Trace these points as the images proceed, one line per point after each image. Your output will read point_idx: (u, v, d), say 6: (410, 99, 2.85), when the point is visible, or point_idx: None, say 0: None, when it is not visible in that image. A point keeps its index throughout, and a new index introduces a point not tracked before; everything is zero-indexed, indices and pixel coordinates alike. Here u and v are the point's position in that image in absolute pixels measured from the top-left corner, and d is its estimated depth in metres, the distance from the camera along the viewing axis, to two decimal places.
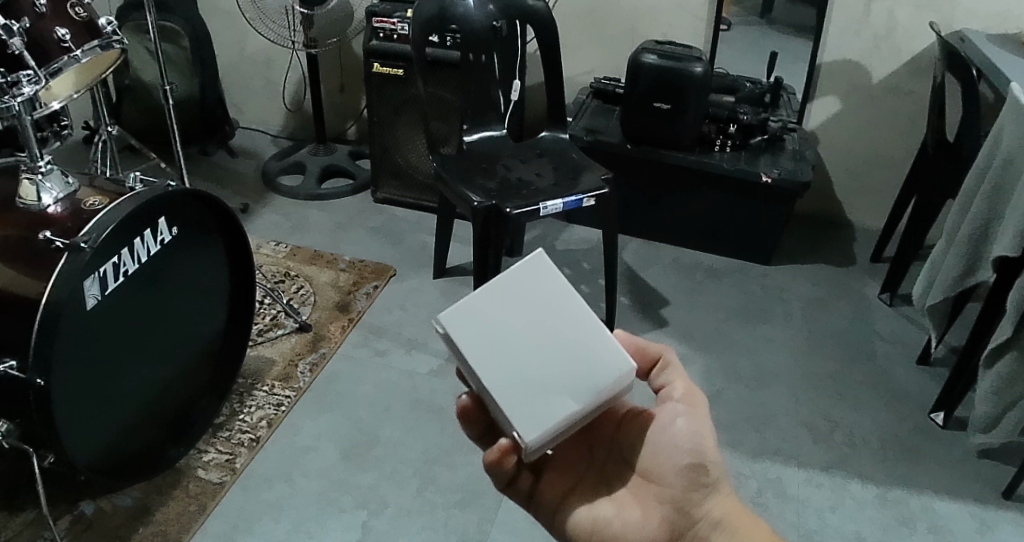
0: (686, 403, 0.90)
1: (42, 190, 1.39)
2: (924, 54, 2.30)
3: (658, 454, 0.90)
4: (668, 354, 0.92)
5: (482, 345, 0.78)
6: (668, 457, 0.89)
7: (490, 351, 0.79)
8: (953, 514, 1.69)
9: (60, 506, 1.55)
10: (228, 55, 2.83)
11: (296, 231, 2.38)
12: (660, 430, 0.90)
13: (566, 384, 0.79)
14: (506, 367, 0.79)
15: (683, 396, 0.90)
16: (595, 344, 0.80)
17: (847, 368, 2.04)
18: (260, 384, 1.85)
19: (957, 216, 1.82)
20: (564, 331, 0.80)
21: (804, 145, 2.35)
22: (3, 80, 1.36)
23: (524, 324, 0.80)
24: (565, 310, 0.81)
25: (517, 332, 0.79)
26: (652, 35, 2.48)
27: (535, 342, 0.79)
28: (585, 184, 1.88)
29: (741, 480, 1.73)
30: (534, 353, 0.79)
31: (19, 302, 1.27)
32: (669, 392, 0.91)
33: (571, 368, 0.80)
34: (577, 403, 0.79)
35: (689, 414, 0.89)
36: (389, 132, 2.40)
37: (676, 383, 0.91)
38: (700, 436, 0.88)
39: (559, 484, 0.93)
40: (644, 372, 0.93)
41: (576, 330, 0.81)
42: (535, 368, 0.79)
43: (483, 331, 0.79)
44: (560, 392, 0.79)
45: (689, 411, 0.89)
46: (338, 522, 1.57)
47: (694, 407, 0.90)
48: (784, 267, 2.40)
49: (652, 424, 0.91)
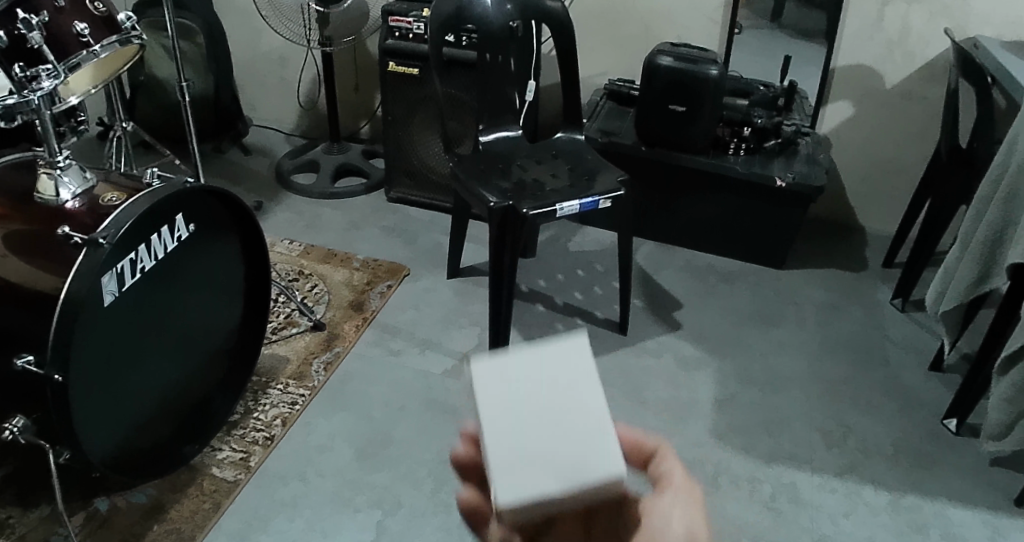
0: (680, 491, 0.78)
1: (60, 185, 1.38)
2: (937, 60, 2.29)
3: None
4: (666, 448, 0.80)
5: (500, 403, 0.69)
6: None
7: (503, 413, 0.69)
8: (966, 521, 1.67)
9: (75, 503, 1.55)
10: (242, 53, 2.84)
11: (310, 230, 2.38)
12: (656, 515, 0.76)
13: (551, 469, 0.68)
14: (507, 431, 0.69)
15: (681, 488, 0.78)
16: (601, 438, 0.69)
17: (861, 372, 2.03)
18: (274, 382, 1.85)
19: (972, 222, 1.80)
20: (575, 413, 0.70)
21: (819, 149, 2.35)
22: (22, 74, 1.36)
23: (539, 395, 0.70)
24: (589, 396, 0.70)
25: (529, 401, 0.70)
26: (666, 38, 2.48)
27: (539, 415, 0.69)
28: (600, 186, 1.88)
29: (754, 484, 1.72)
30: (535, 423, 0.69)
31: (38, 297, 1.27)
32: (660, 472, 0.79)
33: (563, 453, 0.68)
34: (555, 488, 0.67)
35: (689, 505, 0.77)
36: (404, 133, 2.40)
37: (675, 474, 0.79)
38: (695, 521, 0.76)
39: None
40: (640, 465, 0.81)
41: (590, 420, 0.70)
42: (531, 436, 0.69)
43: (502, 388, 0.70)
44: (546, 477, 0.67)
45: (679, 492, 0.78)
46: (350, 523, 1.57)
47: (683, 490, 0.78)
48: (798, 270, 2.40)
49: (643, 516, 0.75)
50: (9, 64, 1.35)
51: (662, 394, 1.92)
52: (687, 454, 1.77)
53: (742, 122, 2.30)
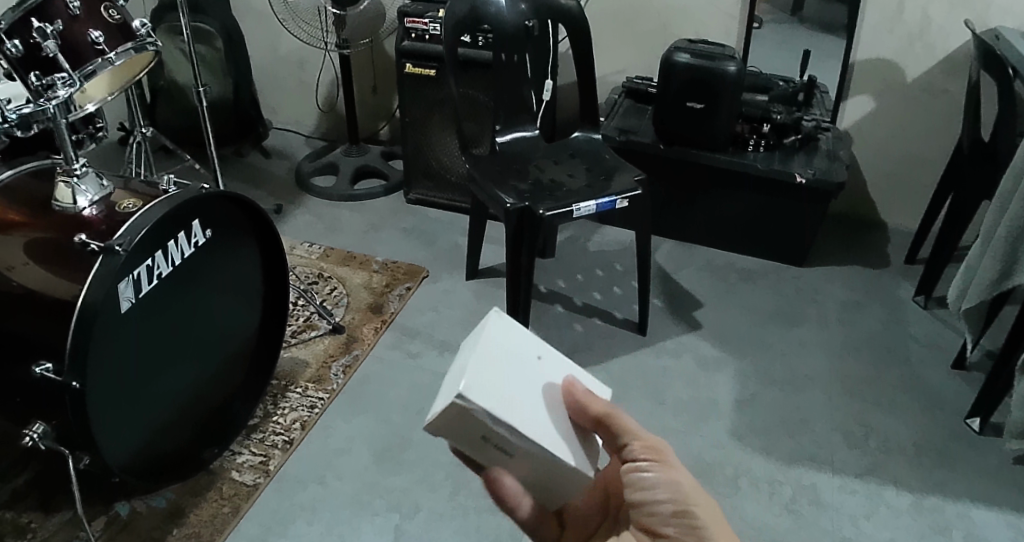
0: (652, 461, 0.90)
1: (77, 193, 1.38)
2: (959, 53, 2.25)
3: (646, 510, 0.90)
4: (613, 417, 0.90)
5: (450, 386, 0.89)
6: (655, 513, 0.89)
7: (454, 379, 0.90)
8: (990, 522, 1.64)
9: (96, 507, 1.56)
10: (262, 56, 2.84)
11: (329, 232, 2.38)
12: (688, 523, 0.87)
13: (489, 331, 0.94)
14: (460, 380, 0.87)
15: (648, 455, 0.90)
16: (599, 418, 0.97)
17: (884, 372, 2.00)
18: (293, 385, 1.85)
19: (994, 218, 1.77)
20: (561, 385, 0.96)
21: (839, 145, 2.31)
22: (38, 82, 1.38)
23: (527, 363, 0.94)
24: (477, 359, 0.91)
25: (509, 408, 0.87)
26: (684, 34, 2.45)
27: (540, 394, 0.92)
28: (618, 185, 1.86)
29: (775, 486, 1.70)
30: (530, 408, 0.89)
31: (58, 304, 1.28)
32: (631, 453, 0.91)
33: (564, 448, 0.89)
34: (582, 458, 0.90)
35: (656, 469, 0.89)
36: (421, 133, 2.40)
37: (636, 444, 0.91)
38: (675, 483, 0.89)
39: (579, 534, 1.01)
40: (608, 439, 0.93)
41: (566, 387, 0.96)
42: (532, 436, 0.87)
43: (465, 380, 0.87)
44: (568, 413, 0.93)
45: (659, 467, 0.89)
46: (369, 525, 1.56)
47: (661, 463, 0.90)
48: (820, 268, 2.36)
49: (630, 490, 0.91)
50: (26, 73, 1.38)
51: (683, 394, 1.90)
52: (708, 456, 1.76)
53: (761, 119, 2.27)
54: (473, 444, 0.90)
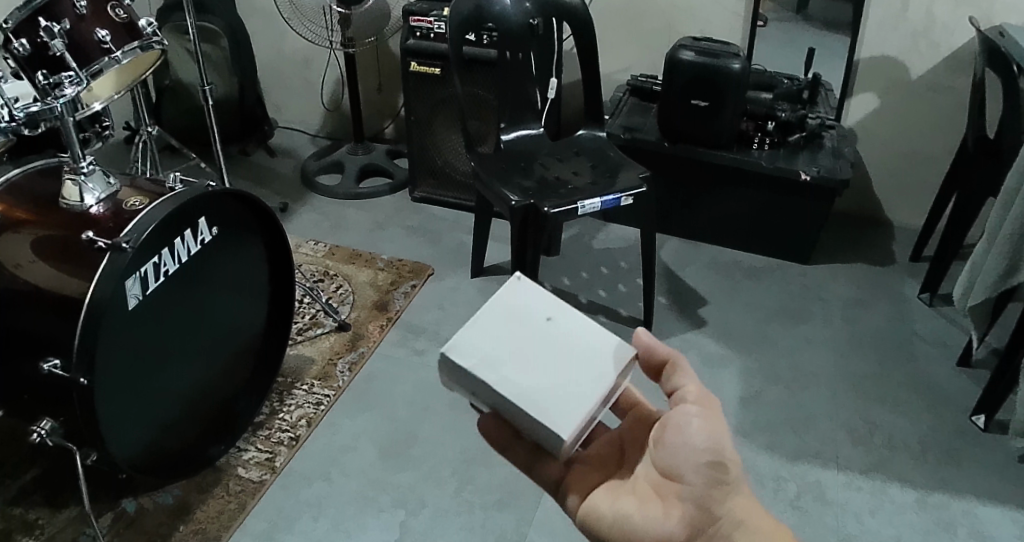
0: (699, 405, 0.86)
1: (84, 191, 1.38)
2: (964, 50, 2.25)
3: (676, 452, 0.85)
4: (679, 360, 0.89)
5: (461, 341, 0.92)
6: (685, 458, 0.84)
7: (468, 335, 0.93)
8: (995, 519, 1.64)
9: (103, 504, 1.57)
10: (267, 55, 2.84)
11: (335, 230, 2.39)
12: (720, 477, 0.84)
13: (509, 288, 0.94)
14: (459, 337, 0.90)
15: (697, 399, 0.87)
16: (611, 375, 0.89)
17: (889, 369, 2.00)
18: (299, 383, 1.85)
19: (999, 216, 1.76)
20: (566, 347, 0.91)
21: (844, 143, 2.30)
22: (45, 81, 1.40)
23: (530, 323, 0.92)
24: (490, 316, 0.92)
25: (491, 366, 0.88)
26: (689, 33, 2.45)
27: (533, 355, 0.90)
28: (623, 183, 1.86)
29: (780, 483, 1.70)
30: (516, 367, 0.88)
31: (65, 303, 1.28)
32: (681, 397, 0.87)
33: (541, 408, 0.86)
34: (561, 420, 0.85)
35: (702, 415, 0.85)
36: (427, 131, 2.40)
37: (688, 388, 0.88)
38: (716, 434, 0.84)
39: (584, 486, 0.91)
40: (656, 376, 0.90)
41: (574, 347, 0.91)
42: (506, 393, 0.86)
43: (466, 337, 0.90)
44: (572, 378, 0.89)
45: (703, 413, 0.85)
46: (375, 522, 1.57)
47: (707, 409, 0.86)
48: (825, 266, 2.36)
49: (666, 427, 0.86)
50: (33, 72, 1.40)
51: None
52: None
53: (766, 116, 2.27)
54: (476, 400, 0.93)
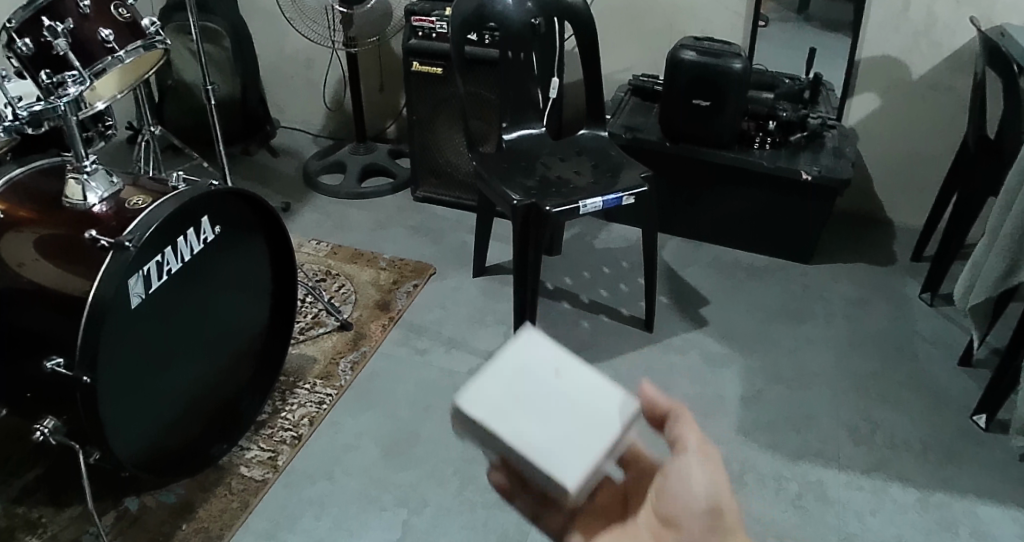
0: (698, 455, 0.86)
1: (87, 190, 1.39)
2: (965, 50, 2.25)
3: (675, 502, 0.86)
4: (679, 410, 0.88)
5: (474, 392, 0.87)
6: (684, 510, 0.85)
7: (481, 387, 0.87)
8: (996, 518, 1.64)
9: (106, 502, 1.57)
10: (270, 55, 2.85)
11: (337, 230, 2.39)
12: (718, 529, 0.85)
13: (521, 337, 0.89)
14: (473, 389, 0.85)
15: (697, 447, 0.86)
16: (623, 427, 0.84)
17: (890, 369, 2.00)
18: (302, 382, 1.86)
19: (1000, 216, 1.76)
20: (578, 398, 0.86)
21: (845, 142, 2.30)
22: (49, 80, 1.40)
23: (536, 375, 0.87)
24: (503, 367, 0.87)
25: (502, 418, 0.83)
26: (691, 33, 2.46)
27: (542, 408, 0.84)
28: (625, 182, 1.87)
29: (781, 482, 1.70)
30: (526, 420, 0.83)
31: (68, 301, 1.29)
32: (682, 446, 0.87)
33: (551, 462, 0.81)
34: (575, 482, 0.80)
35: (702, 464, 0.86)
36: (429, 131, 2.40)
37: (688, 436, 0.87)
38: (716, 485, 0.85)
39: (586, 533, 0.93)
40: (657, 425, 0.90)
41: (583, 398, 0.86)
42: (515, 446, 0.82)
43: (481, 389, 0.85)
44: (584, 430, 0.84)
45: (704, 463, 0.86)
46: (378, 521, 1.57)
47: (708, 456, 0.86)
48: (826, 265, 2.36)
49: (668, 478, 0.87)
50: (37, 71, 1.41)
51: (689, 391, 1.91)
52: None
53: (768, 115, 2.28)
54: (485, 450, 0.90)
